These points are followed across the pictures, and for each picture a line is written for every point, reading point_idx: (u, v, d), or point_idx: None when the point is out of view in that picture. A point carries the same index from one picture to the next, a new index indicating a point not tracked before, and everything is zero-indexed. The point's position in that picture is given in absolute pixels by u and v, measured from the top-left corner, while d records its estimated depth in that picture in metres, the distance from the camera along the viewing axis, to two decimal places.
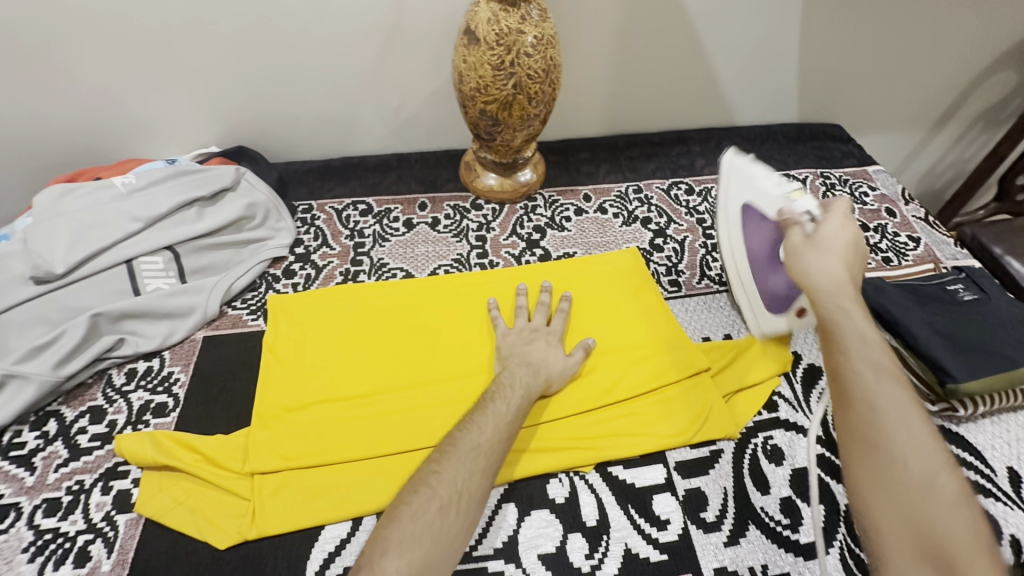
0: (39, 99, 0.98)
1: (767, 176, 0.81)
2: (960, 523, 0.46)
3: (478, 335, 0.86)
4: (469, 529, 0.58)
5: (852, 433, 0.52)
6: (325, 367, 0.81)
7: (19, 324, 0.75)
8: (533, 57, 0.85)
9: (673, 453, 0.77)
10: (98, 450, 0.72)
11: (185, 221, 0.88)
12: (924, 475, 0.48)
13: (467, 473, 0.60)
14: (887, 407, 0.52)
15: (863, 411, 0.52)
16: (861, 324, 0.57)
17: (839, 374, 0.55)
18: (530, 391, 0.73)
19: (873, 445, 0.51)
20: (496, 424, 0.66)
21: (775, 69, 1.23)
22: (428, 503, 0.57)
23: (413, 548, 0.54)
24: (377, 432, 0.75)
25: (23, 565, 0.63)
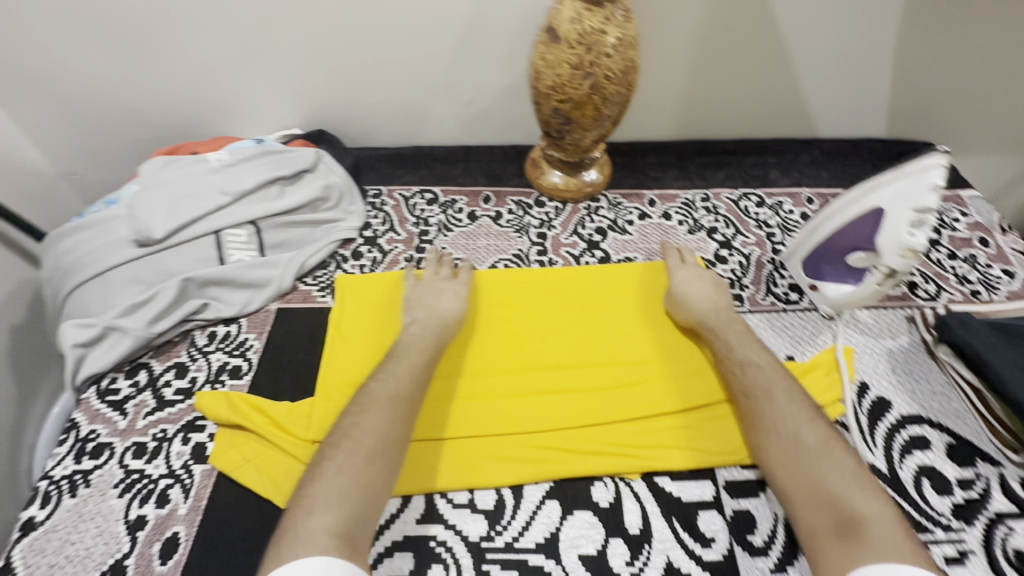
0: (149, 77, 1.07)
1: (927, 216, 0.74)
2: (826, 464, 0.64)
3: (542, 334, 0.88)
4: (393, 474, 0.64)
5: (745, 421, 0.73)
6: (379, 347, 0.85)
7: (119, 282, 0.83)
8: (613, 58, 0.84)
9: (723, 471, 0.75)
10: (181, 403, 0.79)
11: (268, 199, 0.94)
12: (794, 435, 0.68)
13: (386, 425, 0.66)
14: (759, 393, 0.73)
15: (744, 402, 0.74)
16: (729, 336, 0.81)
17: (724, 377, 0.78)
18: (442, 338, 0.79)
19: (756, 424, 0.72)
20: (409, 372, 0.72)
21: (865, 81, 1.17)
22: (352, 455, 0.62)
23: (341, 503, 0.58)
24: (429, 415, 0.78)
25: (113, 499, 0.70)
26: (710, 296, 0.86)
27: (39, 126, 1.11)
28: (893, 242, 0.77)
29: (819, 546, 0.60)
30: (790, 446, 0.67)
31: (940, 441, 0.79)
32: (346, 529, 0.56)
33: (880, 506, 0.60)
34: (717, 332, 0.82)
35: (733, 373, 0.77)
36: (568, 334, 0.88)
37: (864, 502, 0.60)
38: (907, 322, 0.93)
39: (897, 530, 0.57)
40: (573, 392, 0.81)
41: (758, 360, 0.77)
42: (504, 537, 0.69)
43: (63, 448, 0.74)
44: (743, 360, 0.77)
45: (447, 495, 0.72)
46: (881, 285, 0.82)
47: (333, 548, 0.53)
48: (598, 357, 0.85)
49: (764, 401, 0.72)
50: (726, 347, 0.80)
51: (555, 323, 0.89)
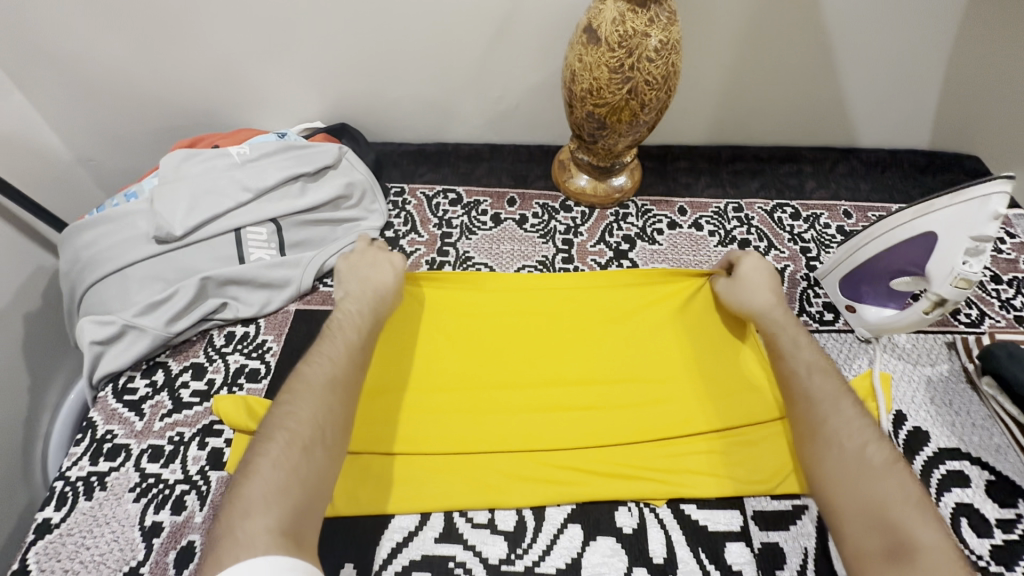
0: (171, 65, 1.04)
1: (985, 243, 0.70)
2: (887, 484, 0.60)
3: (567, 345, 0.85)
4: (335, 462, 0.61)
5: (801, 425, 0.69)
6: (400, 351, 0.83)
7: (138, 279, 0.81)
8: (654, 63, 0.80)
9: (751, 500, 0.72)
10: (198, 406, 0.77)
11: (289, 196, 0.91)
12: (858, 449, 0.63)
13: (327, 410, 0.62)
14: (821, 399, 0.69)
15: (805, 406, 0.69)
16: (794, 335, 0.77)
17: (784, 376, 0.74)
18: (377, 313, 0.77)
19: (816, 431, 0.67)
20: (347, 353, 0.69)
21: (912, 90, 1.11)
22: (290, 447, 0.57)
23: (283, 499, 0.54)
24: (450, 429, 0.76)
25: (129, 503, 0.69)
26: (767, 289, 0.82)
27: (59, 110, 1.10)
28: (945, 270, 0.73)
29: (864, 566, 0.56)
30: (848, 459, 0.63)
31: (980, 478, 0.76)
32: (291, 525, 0.53)
33: (939, 535, 0.55)
34: (783, 327, 0.78)
35: (796, 374, 0.72)
36: (594, 347, 0.85)
37: (924, 529, 0.56)
38: (947, 348, 0.89)
39: (954, 563, 0.53)
40: (597, 410, 0.79)
41: (823, 365, 0.73)
42: (524, 561, 0.67)
43: (79, 448, 0.73)
44: (808, 363, 0.73)
45: (467, 514, 0.70)
46: (928, 314, 0.77)
47: (278, 547, 0.50)
48: (623, 373, 0.82)
49: (828, 408, 0.68)
50: (788, 347, 0.75)
51: (581, 334, 0.86)
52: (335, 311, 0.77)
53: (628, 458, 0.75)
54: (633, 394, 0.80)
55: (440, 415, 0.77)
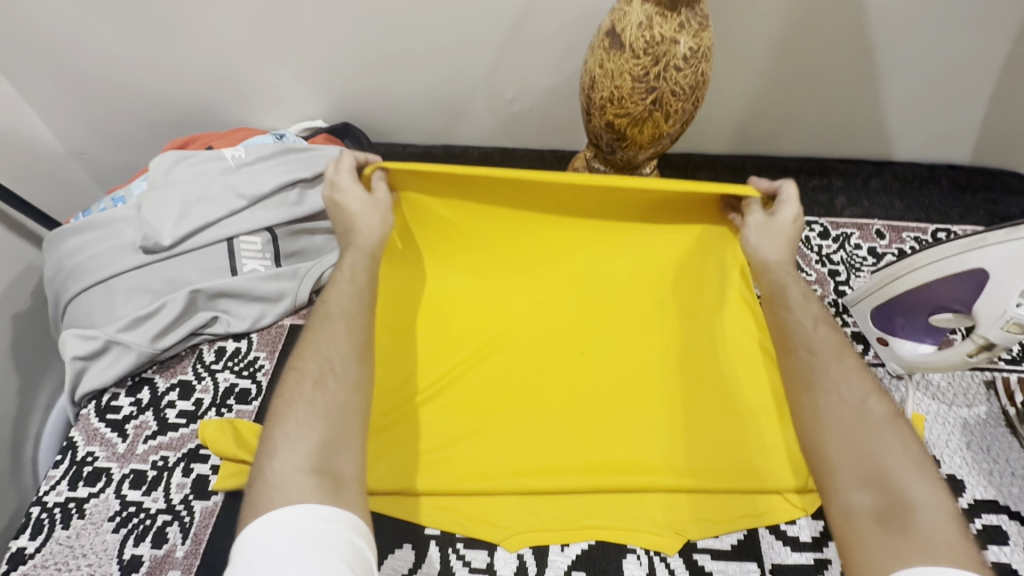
0: (167, 58, 0.98)
1: None
2: (886, 440, 0.52)
3: (586, 346, 0.83)
4: (359, 391, 0.55)
5: (794, 376, 0.61)
6: (428, 332, 0.82)
7: (124, 291, 0.77)
8: (682, 72, 0.73)
9: (770, 552, 0.67)
10: (184, 428, 0.73)
11: (286, 203, 0.85)
12: (856, 403, 0.56)
13: (330, 346, 0.57)
14: (823, 351, 0.60)
15: (801, 358, 0.61)
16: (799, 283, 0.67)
17: (782, 326, 0.65)
18: (363, 248, 0.65)
19: (811, 383, 0.59)
20: (341, 293, 0.61)
21: (957, 100, 1.03)
22: (299, 385, 0.54)
23: (308, 432, 0.51)
24: (471, 416, 0.76)
25: (108, 534, 0.65)
26: (787, 239, 0.68)
27: (51, 102, 1.05)
28: (996, 311, 0.66)
29: (851, 525, 0.50)
30: (845, 411, 0.55)
31: (1019, 535, 0.70)
32: (321, 460, 0.49)
33: (935, 494, 0.48)
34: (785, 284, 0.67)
35: (799, 325, 0.64)
36: (615, 353, 0.82)
37: (921, 485, 0.49)
38: (985, 388, 0.82)
39: (952, 528, 0.46)
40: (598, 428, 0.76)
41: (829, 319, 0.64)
42: None
43: (57, 471, 0.69)
44: (813, 315, 0.64)
45: (464, 557, 0.66)
46: (970, 357, 0.71)
47: (313, 489, 0.47)
48: (650, 382, 0.79)
49: (830, 361, 0.59)
50: (792, 300, 0.66)
51: (592, 344, 0.83)
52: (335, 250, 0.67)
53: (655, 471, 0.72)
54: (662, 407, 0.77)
55: (453, 415, 0.75)
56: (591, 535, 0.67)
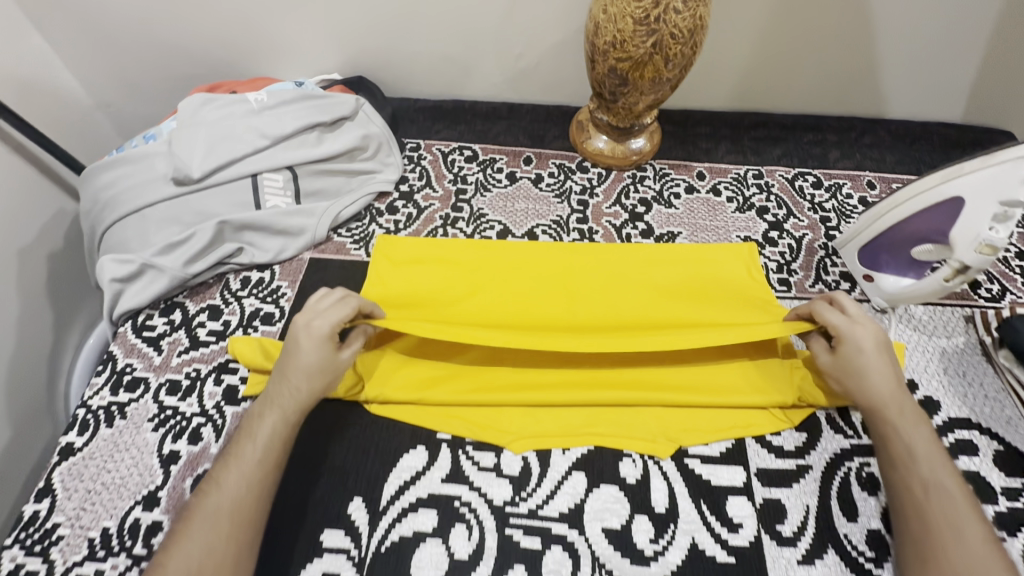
0: (191, 11, 1.03)
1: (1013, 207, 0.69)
2: None
3: (574, 284, 0.86)
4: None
5: (911, 542, 0.60)
6: (423, 270, 0.87)
7: (157, 220, 0.82)
8: (681, 15, 0.77)
9: (755, 458, 0.73)
10: (214, 344, 0.79)
11: (306, 144, 0.91)
12: None
13: (206, 547, 0.56)
14: (940, 524, 0.59)
15: (916, 523, 0.60)
16: (911, 434, 0.64)
17: (893, 485, 0.64)
18: (284, 410, 0.64)
19: (930, 553, 0.58)
20: (241, 476, 0.60)
21: (949, 58, 1.07)
22: None
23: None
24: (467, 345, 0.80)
25: (148, 433, 0.71)
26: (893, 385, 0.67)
27: (80, 54, 1.10)
28: (970, 235, 0.72)
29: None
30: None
31: (988, 447, 0.75)
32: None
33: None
34: (898, 430, 0.65)
35: (912, 487, 0.62)
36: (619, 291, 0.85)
37: None
38: (964, 322, 0.87)
39: None
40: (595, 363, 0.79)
41: (949, 483, 0.61)
42: (528, 504, 0.69)
43: (100, 379, 0.76)
44: (928, 478, 0.62)
45: (473, 458, 0.72)
46: (947, 282, 0.76)
47: None
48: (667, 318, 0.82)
49: (947, 538, 0.58)
50: (905, 456, 0.64)
51: (578, 287, 0.86)
52: (248, 415, 0.66)
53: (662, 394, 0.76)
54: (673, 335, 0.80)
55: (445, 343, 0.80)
56: (591, 442, 0.73)
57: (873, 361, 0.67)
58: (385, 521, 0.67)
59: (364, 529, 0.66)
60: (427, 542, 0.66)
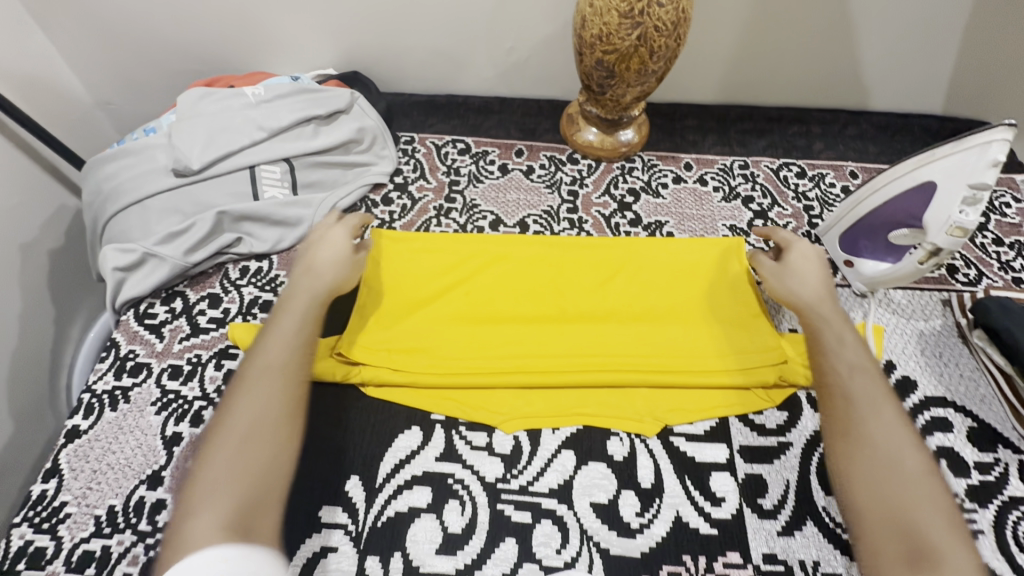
0: (188, 8, 1.05)
1: (982, 189, 0.71)
2: (927, 496, 0.56)
3: (566, 273, 0.90)
4: (283, 450, 0.60)
5: (832, 420, 0.64)
6: (422, 266, 0.89)
7: (158, 211, 0.84)
8: (665, 8, 0.80)
9: (738, 435, 0.76)
10: (215, 331, 0.81)
11: (303, 136, 0.93)
12: (894, 452, 0.60)
13: (264, 400, 0.62)
14: (863, 398, 0.64)
15: (841, 401, 0.65)
16: (840, 325, 0.73)
17: (822, 371, 0.69)
18: (318, 289, 0.74)
19: (850, 426, 0.63)
20: (282, 346, 0.67)
21: (928, 51, 1.10)
22: (225, 444, 0.58)
23: (223, 492, 0.54)
24: (462, 333, 0.82)
25: (151, 416, 0.73)
26: (813, 283, 0.79)
27: (80, 51, 1.11)
28: (941, 218, 0.74)
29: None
30: (883, 462, 0.59)
31: (963, 424, 0.78)
32: (231, 521, 0.52)
33: (966, 556, 0.53)
34: (828, 323, 0.74)
35: (837, 370, 0.68)
36: (606, 280, 0.89)
37: (954, 546, 0.53)
38: (942, 305, 0.90)
39: None
40: (578, 348, 0.81)
41: (869, 365, 0.68)
42: (519, 480, 0.71)
43: (103, 364, 0.78)
44: (852, 361, 0.68)
45: (466, 437, 0.74)
46: (922, 264, 0.78)
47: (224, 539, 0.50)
48: (649, 305, 0.87)
49: (868, 408, 0.63)
50: (830, 344, 0.71)
51: (565, 272, 0.90)
52: (280, 299, 0.74)
53: (650, 371, 0.79)
54: (655, 321, 0.85)
55: (439, 329, 0.82)
56: (579, 420, 0.76)
57: (812, 262, 0.82)
58: (381, 497, 0.69)
59: (361, 505, 0.69)
60: (422, 517, 0.68)
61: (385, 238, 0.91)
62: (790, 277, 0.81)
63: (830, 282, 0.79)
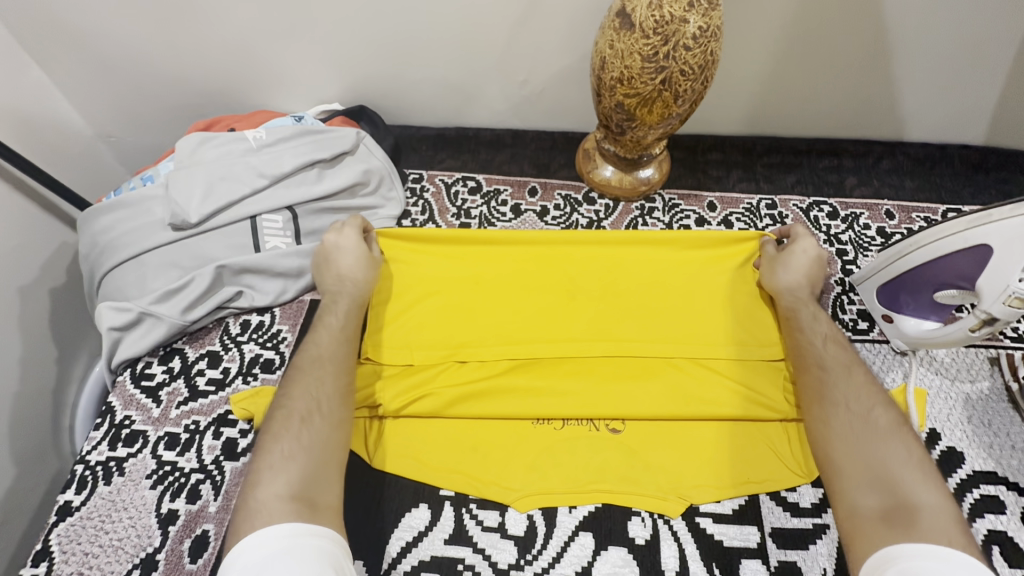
0: (187, 43, 1.01)
1: None
2: (895, 447, 0.59)
3: (572, 298, 0.84)
4: (339, 428, 0.63)
5: (808, 392, 0.69)
6: (448, 307, 0.83)
7: (154, 266, 0.81)
8: (692, 51, 0.74)
9: (770, 516, 0.70)
10: (213, 395, 0.78)
11: (305, 182, 0.89)
12: (863, 415, 0.63)
13: (319, 382, 0.65)
14: (833, 366, 0.69)
15: (813, 373, 0.70)
16: (813, 309, 0.76)
17: (798, 348, 0.74)
18: (356, 294, 0.75)
19: (822, 395, 0.67)
20: (331, 335, 0.70)
21: (973, 82, 1.02)
22: (288, 422, 0.60)
23: (293, 461, 0.57)
24: (486, 392, 0.77)
25: (146, 491, 0.70)
26: (806, 268, 0.78)
27: (80, 86, 1.08)
28: (998, 287, 0.68)
29: (859, 525, 0.56)
30: (854, 420, 0.63)
31: (1016, 504, 0.72)
32: (301, 489, 0.55)
33: (939, 495, 0.55)
34: (806, 304, 0.77)
35: (811, 344, 0.73)
36: (615, 300, 0.84)
37: (926, 491, 0.55)
38: (989, 364, 0.84)
39: (954, 523, 0.52)
40: (585, 395, 0.77)
41: (840, 337, 0.73)
42: (534, 567, 0.67)
43: (98, 432, 0.75)
44: (825, 334, 0.73)
45: (477, 517, 0.70)
46: (974, 332, 0.72)
47: (289, 513, 0.51)
48: (658, 332, 0.82)
49: (838, 374, 0.68)
50: (805, 321, 0.75)
51: (579, 289, 0.85)
52: (323, 301, 0.76)
53: (667, 414, 0.76)
54: (668, 349, 0.80)
55: (457, 380, 0.78)
56: (599, 499, 0.71)
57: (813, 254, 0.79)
58: None
59: None
60: None
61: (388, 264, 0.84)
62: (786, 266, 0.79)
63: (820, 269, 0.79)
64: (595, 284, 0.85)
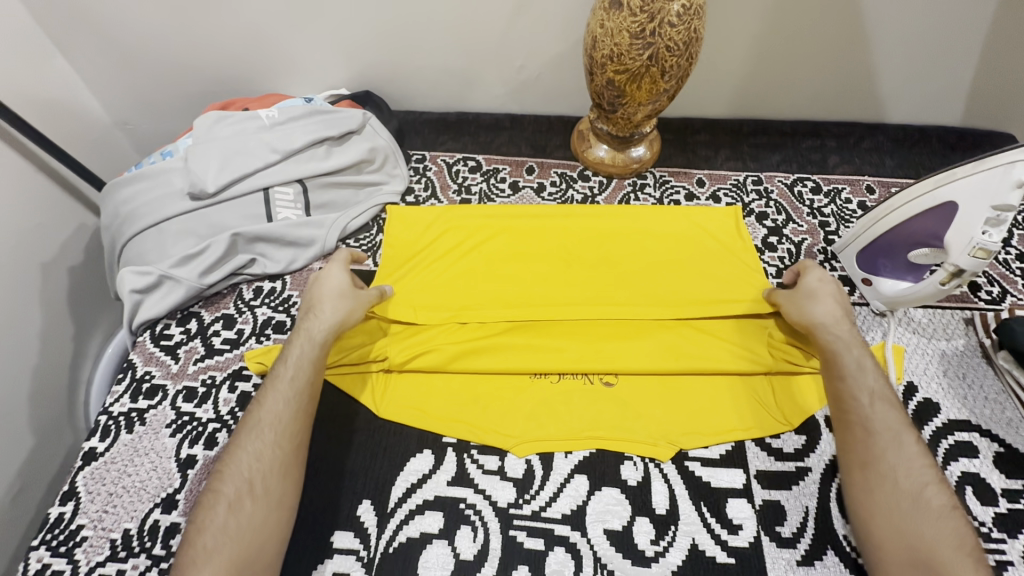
0: (203, 31, 1.07)
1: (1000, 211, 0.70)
2: (944, 530, 0.61)
3: (570, 270, 0.91)
4: (274, 509, 0.64)
5: (853, 453, 0.69)
6: (453, 274, 0.90)
7: (173, 234, 0.86)
8: (676, 28, 0.79)
9: (754, 460, 0.74)
10: (228, 353, 0.82)
11: (315, 158, 0.94)
12: (914, 492, 0.64)
13: (253, 457, 0.66)
14: (881, 430, 0.68)
15: (860, 435, 0.69)
16: (853, 352, 0.74)
17: (842, 400, 0.71)
18: (313, 335, 0.74)
19: (868, 463, 0.67)
20: (279, 398, 0.70)
21: (948, 66, 1.07)
22: (217, 507, 0.63)
23: (219, 550, 0.60)
24: (487, 348, 0.82)
25: (166, 438, 0.74)
26: (829, 300, 0.78)
27: (101, 74, 1.14)
28: (964, 239, 0.73)
29: None
30: (902, 499, 0.64)
31: (988, 450, 0.76)
32: None
33: None
34: (844, 346, 0.74)
35: (856, 399, 0.71)
36: (609, 270, 0.91)
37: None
38: (964, 324, 0.88)
39: None
40: (581, 361, 0.81)
41: (885, 393, 0.71)
42: (532, 506, 0.71)
43: (120, 387, 0.79)
44: (870, 389, 0.71)
45: (478, 461, 0.74)
46: (944, 285, 0.77)
47: None
48: (643, 295, 0.88)
49: (888, 441, 0.67)
50: (850, 370, 0.73)
51: (580, 260, 0.92)
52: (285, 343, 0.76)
53: (655, 368, 0.80)
54: (655, 304, 0.87)
55: (458, 337, 0.83)
56: (592, 444, 0.75)
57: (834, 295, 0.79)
58: (393, 522, 0.70)
59: (373, 531, 0.69)
60: (434, 543, 0.68)
61: (400, 241, 0.94)
62: (809, 299, 0.79)
63: (845, 305, 0.79)
64: (590, 256, 0.93)
